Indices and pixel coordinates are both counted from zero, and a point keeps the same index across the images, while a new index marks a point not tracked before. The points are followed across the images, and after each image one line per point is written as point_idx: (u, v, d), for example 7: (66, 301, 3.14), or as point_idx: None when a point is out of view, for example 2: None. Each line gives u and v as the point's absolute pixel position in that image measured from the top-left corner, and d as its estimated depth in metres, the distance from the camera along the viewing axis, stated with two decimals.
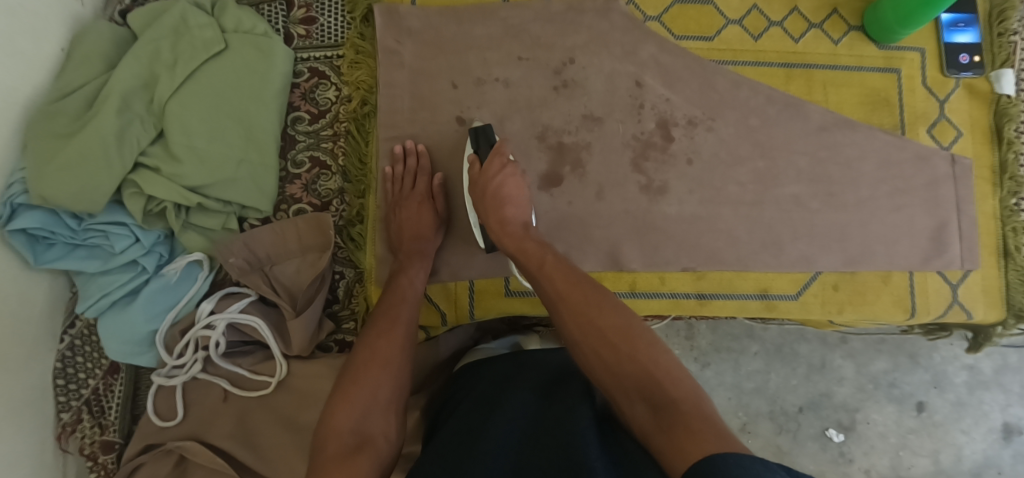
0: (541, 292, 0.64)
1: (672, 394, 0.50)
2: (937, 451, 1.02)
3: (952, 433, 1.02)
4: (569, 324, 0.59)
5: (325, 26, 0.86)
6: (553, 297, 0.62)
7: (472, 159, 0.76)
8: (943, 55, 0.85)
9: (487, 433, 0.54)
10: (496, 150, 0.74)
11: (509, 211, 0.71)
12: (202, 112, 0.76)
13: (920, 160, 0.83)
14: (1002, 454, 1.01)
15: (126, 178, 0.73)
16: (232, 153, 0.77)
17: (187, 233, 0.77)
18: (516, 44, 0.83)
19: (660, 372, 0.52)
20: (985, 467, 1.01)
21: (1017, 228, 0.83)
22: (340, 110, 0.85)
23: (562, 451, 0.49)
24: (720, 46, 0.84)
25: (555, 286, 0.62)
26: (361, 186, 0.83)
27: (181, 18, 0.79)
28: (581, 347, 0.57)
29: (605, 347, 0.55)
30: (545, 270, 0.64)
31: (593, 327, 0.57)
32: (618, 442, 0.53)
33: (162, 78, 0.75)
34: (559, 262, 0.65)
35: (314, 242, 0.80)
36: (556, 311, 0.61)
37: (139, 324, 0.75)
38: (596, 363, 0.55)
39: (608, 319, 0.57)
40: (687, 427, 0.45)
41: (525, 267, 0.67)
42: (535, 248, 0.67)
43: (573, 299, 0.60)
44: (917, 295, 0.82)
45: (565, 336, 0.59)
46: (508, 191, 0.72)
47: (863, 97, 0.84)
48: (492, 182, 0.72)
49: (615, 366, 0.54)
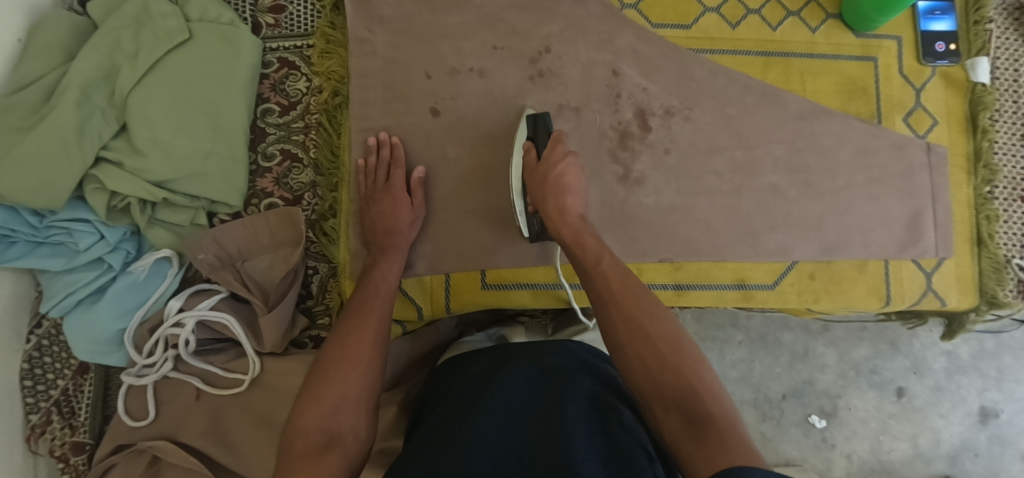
0: (592, 288, 0.62)
1: (712, 409, 0.49)
2: (917, 435, 1.03)
3: (930, 418, 1.04)
4: (618, 326, 0.57)
5: (294, 15, 0.84)
6: (604, 295, 0.60)
7: (528, 145, 0.75)
8: (920, 43, 0.85)
9: (474, 429, 0.53)
10: (556, 139, 0.74)
11: (570, 201, 0.70)
12: (166, 105, 0.74)
13: (896, 148, 0.83)
14: (979, 437, 1.03)
15: (87, 173, 0.71)
16: (198, 147, 0.75)
17: (153, 229, 0.75)
18: (491, 33, 0.81)
19: (701, 386, 0.51)
20: (962, 450, 1.03)
21: (991, 215, 0.83)
22: (311, 101, 0.83)
23: (551, 449, 0.49)
24: (698, 34, 0.83)
25: (609, 285, 0.60)
26: (333, 179, 0.82)
27: (143, 7, 0.76)
28: (625, 350, 0.56)
29: (652, 354, 0.54)
30: (601, 268, 0.62)
31: (642, 332, 0.55)
32: (613, 441, 0.52)
33: (124, 69, 0.73)
34: (614, 264, 0.63)
35: (285, 237, 0.79)
36: (603, 309, 0.59)
37: (106, 322, 0.73)
38: (637, 369, 0.54)
39: (659, 327, 0.56)
40: (724, 444, 0.45)
41: (579, 263, 0.65)
42: (592, 245, 0.65)
43: (625, 302, 0.58)
44: (891, 283, 0.82)
45: (610, 336, 0.57)
46: (556, 181, 0.71)
47: (840, 86, 0.84)
48: (554, 169, 0.71)
49: (659, 374, 0.53)
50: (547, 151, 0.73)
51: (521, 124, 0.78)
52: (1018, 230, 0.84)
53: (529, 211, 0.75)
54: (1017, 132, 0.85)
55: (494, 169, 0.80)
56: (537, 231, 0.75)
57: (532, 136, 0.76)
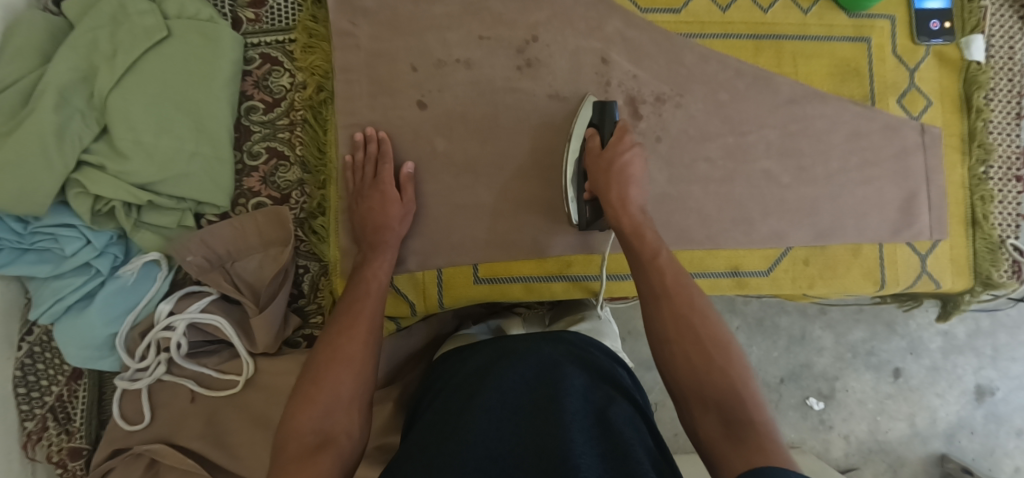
0: (644, 281, 0.60)
1: (753, 413, 0.49)
2: (913, 414, 1.04)
3: (927, 397, 1.04)
4: (667, 323, 0.56)
5: (275, 9, 0.82)
6: (655, 290, 0.59)
7: (593, 132, 0.75)
8: (913, 22, 0.83)
9: (474, 425, 0.52)
10: (623, 130, 0.74)
11: (633, 192, 0.69)
12: (147, 105, 0.73)
13: (890, 130, 0.82)
14: (975, 414, 1.04)
15: (69, 177, 0.70)
16: (182, 147, 0.74)
17: (140, 232, 0.74)
18: (476, 22, 0.80)
19: (745, 391, 0.51)
20: (957, 427, 1.04)
21: (986, 196, 0.82)
22: (295, 97, 0.82)
23: (546, 442, 0.49)
24: (688, 18, 0.82)
25: (662, 280, 0.59)
26: (320, 177, 0.80)
27: (119, 5, 0.74)
28: (670, 347, 0.55)
29: (699, 353, 0.54)
30: (657, 262, 0.61)
31: (692, 332, 0.55)
32: (610, 433, 0.52)
33: (102, 70, 0.71)
34: (673, 261, 0.61)
35: (274, 236, 0.78)
36: (653, 303, 0.58)
37: (97, 328, 0.73)
38: (682, 368, 0.54)
39: (709, 328, 0.55)
40: (760, 449, 0.46)
41: (632, 255, 0.63)
42: (651, 238, 0.64)
43: (678, 300, 0.57)
44: (886, 266, 0.82)
45: (657, 332, 0.57)
46: (620, 170, 0.70)
47: (833, 68, 0.83)
48: (619, 157, 0.71)
49: (704, 375, 0.52)
50: (614, 140, 0.73)
51: (583, 108, 0.77)
52: (1012, 210, 0.84)
53: (584, 198, 0.74)
54: (1012, 111, 0.84)
55: (485, 162, 0.79)
56: (587, 221, 0.74)
57: (597, 123, 0.76)
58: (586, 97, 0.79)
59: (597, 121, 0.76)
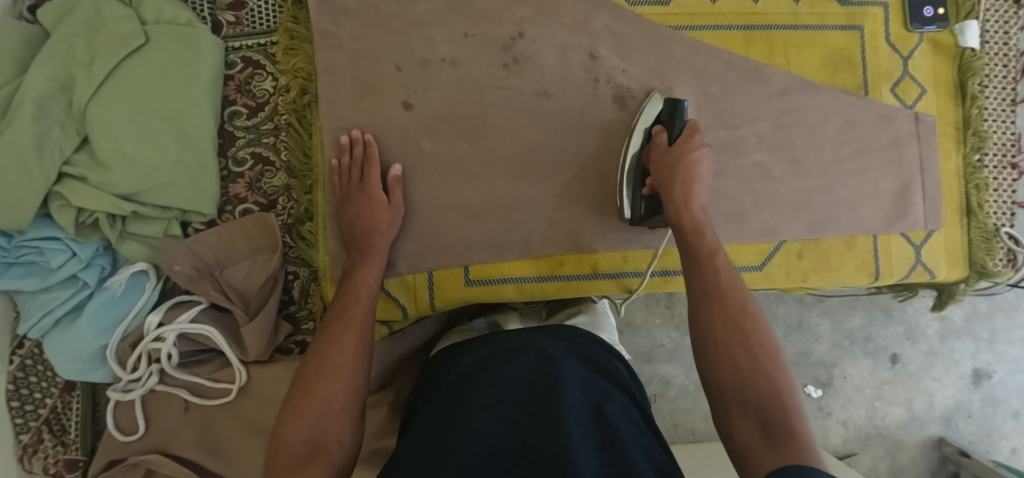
0: (697, 278, 0.60)
1: (792, 421, 0.49)
2: (911, 399, 1.04)
3: (924, 382, 1.04)
4: (714, 324, 0.56)
5: (255, 10, 0.79)
6: (708, 288, 0.58)
7: (660, 129, 0.73)
8: (907, 9, 0.82)
9: (477, 423, 0.51)
10: (693, 129, 0.71)
11: (698, 191, 0.67)
12: (126, 113, 0.71)
13: (883, 120, 0.81)
14: (972, 398, 1.04)
15: (51, 189, 0.69)
16: (164, 155, 0.72)
17: (125, 243, 0.73)
18: (461, 20, 0.78)
19: (789, 400, 0.51)
20: (955, 411, 1.04)
21: (980, 185, 0.81)
22: (279, 101, 0.79)
23: (543, 437, 0.48)
24: (676, 10, 0.80)
25: (715, 278, 0.59)
26: (307, 181, 0.78)
27: (94, 11, 0.73)
28: (715, 347, 0.55)
29: (745, 357, 0.54)
30: (714, 262, 0.60)
31: (741, 335, 0.55)
32: (610, 429, 0.51)
33: (80, 79, 0.70)
34: (728, 263, 0.60)
35: (262, 243, 0.77)
36: (703, 302, 0.58)
37: (87, 340, 0.72)
38: (725, 368, 0.54)
39: (760, 335, 0.55)
40: (796, 456, 0.45)
41: (689, 251, 0.63)
42: (711, 237, 0.63)
43: (730, 301, 0.57)
44: (880, 258, 0.81)
45: (702, 330, 0.57)
46: (689, 168, 0.68)
47: (825, 58, 0.81)
48: (689, 154, 0.69)
49: (748, 378, 0.52)
50: (684, 137, 0.71)
51: (650, 105, 0.76)
52: (1007, 198, 0.83)
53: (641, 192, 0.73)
54: (1007, 97, 0.83)
55: (475, 162, 0.78)
56: (641, 215, 0.73)
57: (665, 120, 0.74)
58: (651, 93, 0.78)
59: (666, 118, 0.74)
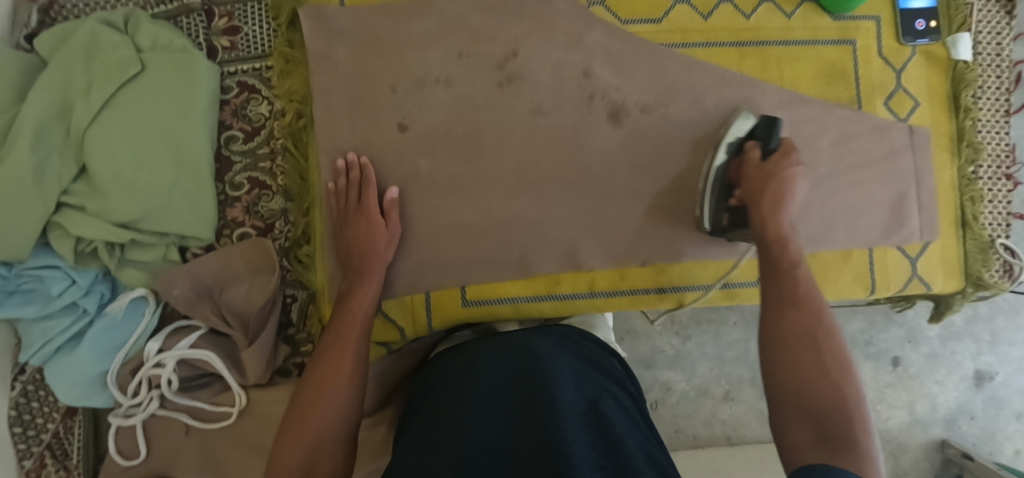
0: (774, 286, 0.62)
1: (854, 433, 0.49)
2: (913, 402, 1.04)
3: (926, 384, 1.04)
4: (785, 330, 0.58)
5: (250, 36, 0.80)
6: (786, 297, 0.60)
7: (751, 144, 0.72)
8: (898, 23, 0.82)
9: (471, 420, 0.51)
10: (788, 146, 0.69)
11: (787, 208, 0.66)
12: (123, 139, 0.71)
13: (878, 132, 0.81)
14: (974, 399, 1.04)
15: (50, 219, 0.69)
16: (162, 181, 0.72)
17: (124, 270, 0.73)
18: (455, 39, 0.78)
19: (855, 411, 0.51)
20: (957, 413, 1.04)
21: (975, 196, 0.82)
22: (274, 125, 0.80)
23: (537, 432, 0.47)
24: (670, 27, 0.80)
25: (793, 288, 0.61)
26: (303, 204, 0.78)
27: (90, 38, 0.73)
28: (782, 350, 0.56)
29: (812, 362, 0.55)
30: (793, 272, 0.62)
31: (812, 342, 0.56)
32: (605, 424, 0.50)
33: (78, 106, 0.71)
34: (810, 275, 0.62)
35: (259, 264, 0.77)
36: (777, 308, 0.60)
37: (87, 366, 0.73)
38: (788, 371, 0.55)
39: (832, 345, 0.56)
40: (852, 462, 0.45)
41: (770, 258, 0.64)
42: (795, 249, 0.64)
43: (805, 309, 0.58)
44: (876, 271, 0.81)
45: (773, 335, 0.58)
46: (780, 185, 0.67)
47: (819, 71, 0.81)
48: (784, 170, 0.68)
49: (814, 385, 0.53)
50: (778, 154, 0.69)
51: (741, 120, 0.76)
52: (1003, 209, 0.83)
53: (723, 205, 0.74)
54: (1000, 108, 0.83)
55: (472, 178, 0.77)
56: (722, 227, 0.74)
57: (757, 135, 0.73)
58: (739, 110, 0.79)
59: (762, 137, 0.72)
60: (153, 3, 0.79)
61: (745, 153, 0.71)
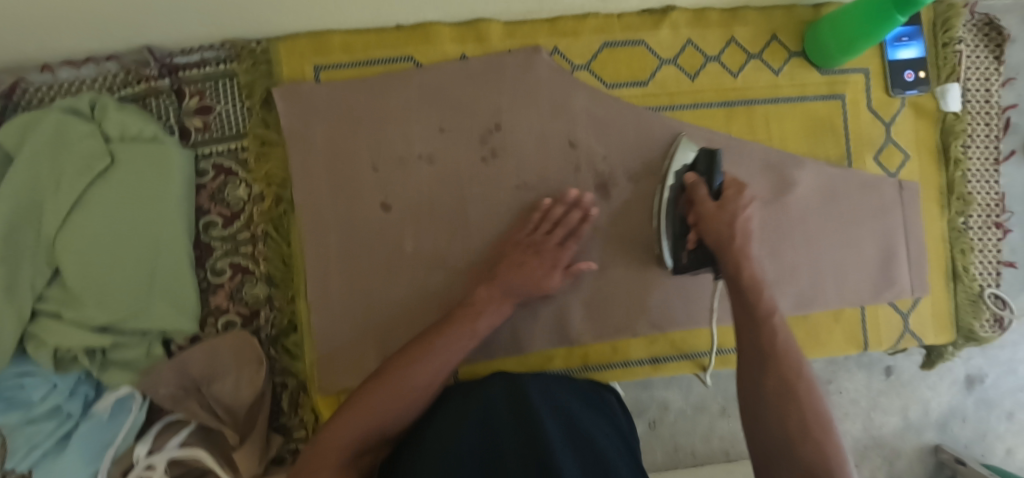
0: (750, 336, 0.60)
1: None
2: (905, 407, 1.00)
3: (918, 390, 1.00)
4: (772, 383, 0.56)
5: (223, 115, 0.77)
6: (768, 346, 0.59)
7: (696, 181, 0.70)
8: (887, 74, 0.81)
9: (456, 434, 0.54)
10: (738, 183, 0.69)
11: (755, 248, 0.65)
12: (98, 240, 0.69)
13: (867, 188, 0.80)
14: (966, 402, 1.00)
15: (26, 330, 0.67)
16: (140, 279, 0.70)
17: (108, 371, 0.71)
18: (436, 112, 0.76)
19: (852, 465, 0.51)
20: (950, 416, 1.00)
21: (965, 248, 0.81)
22: (253, 209, 0.77)
23: (525, 448, 0.51)
24: (656, 90, 0.79)
25: (770, 338, 0.59)
26: (289, 291, 0.77)
27: (56, 130, 0.70)
28: (771, 403, 0.56)
29: (797, 421, 0.54)
30: (771, 322, 0.60)
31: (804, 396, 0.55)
32: (586, 444, 0.54)
33: (48, 208, 0.68)
34: (784, 321, 0.60)
35: (247, 355, 0.75)
36: (759, 361, 0.58)
37: (76, 469, 0.69)
38: (780, 427, 0.54)
39: (815, 404, 0.55)
40: None
41: (745, 307, 0.62)
42: (767, 295, 0.62)
43: (786, 358, 0.57)
44: (868, 329, 0.81)
45: (757, 389, 0.57)
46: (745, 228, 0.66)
47: (807, 128, 0.80)
48: (739, 214, 0.67)
49: (799, 445, 0.52)
50: (733, 194, 0.68)
51: (681, 151, 0.75)
52: (992, 258, 0.83)
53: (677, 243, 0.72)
54: (990, 156, 0.82)
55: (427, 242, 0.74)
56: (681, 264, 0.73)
57: (704, 172, 0.71)
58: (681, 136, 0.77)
59: (703, 171, 0.71)
60: (118, 85, 0.76)
61: (692, 190, 0.70)
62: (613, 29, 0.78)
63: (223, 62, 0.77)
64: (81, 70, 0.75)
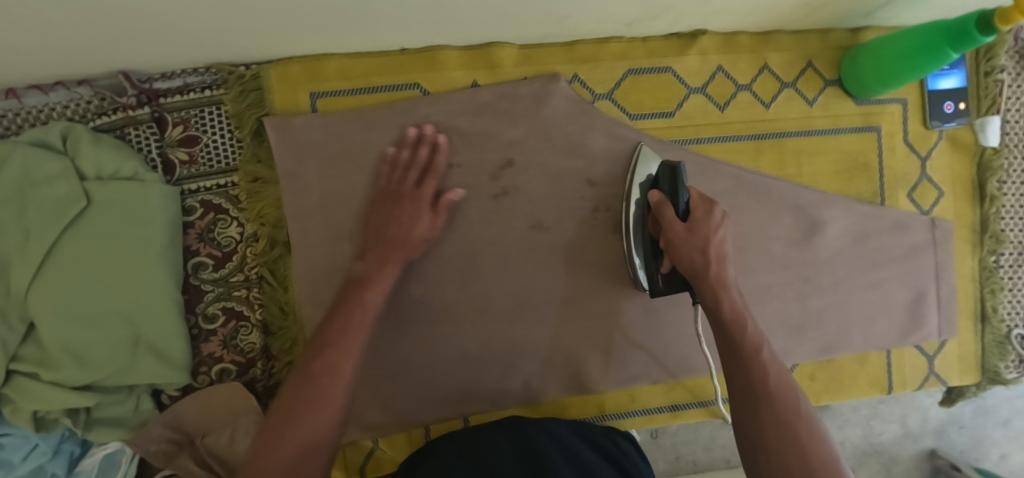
0: (741, 374, 0.52)
1: None
2: (905, 415, 0.89)
3: (918, 397, 0.89)
4: (766, 428, 0.49)
5: (210, 147, 0.70)
6: (757, 387, 0.51)
7: (660, 200, 0.61)
8: (926, 105, 0.76)
9: None
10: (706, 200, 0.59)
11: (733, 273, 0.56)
12: (74, 293, 0.63)
13: (899, 227, 0.76)
14: (964, 409, 0.90)
15: (1, 393, 0.62)
16: (122, 332, 0.64)
17: (93, 431, 0.66)
18: (443, 147, 0.70)
19: None
20: (947, 424, 0.90)
21: (995, 288, 0.78)
22: (247, 250, 0.72)
23: None
24: (682, 122, 0.73)
25: (764, 376, 0.51)
26: (287, 339, 0.72)
27: (22, 170, 0.63)
28: (765, 454, 0.48)
29: (801, 471, 0.46)
30: (760, 358, 0.52)
31: (800, 444, 0.48)
32: None
33: (16, 260, 0.62)
34: (775, 355, 0.53)
35: (244, 407, 0.70)
36: (751, 403, 0.50)
37: None
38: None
39: (817, 447, 0.48)
40: None
41: (729, 342, 0.54)
42: (752, 326, 0.54)
43: (780, 399, 0.50)
44: (893, 372, 0.78)
45: (752, 433, 0.50)
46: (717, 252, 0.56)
47: (839, 165, 0.76)
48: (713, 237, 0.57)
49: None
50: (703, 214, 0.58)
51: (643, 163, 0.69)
52: None
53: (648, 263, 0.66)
54: None
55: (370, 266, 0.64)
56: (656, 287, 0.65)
57: (666, 189, 0.62)
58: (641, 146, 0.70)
59: (667, 189, 0.62)
60: (92, 113, 0.69)
61: (658, 211, 0.61)
62: (637, 55, 0.72)
63: (209, 88, 0.70)
64: (50, 95, 0.68)
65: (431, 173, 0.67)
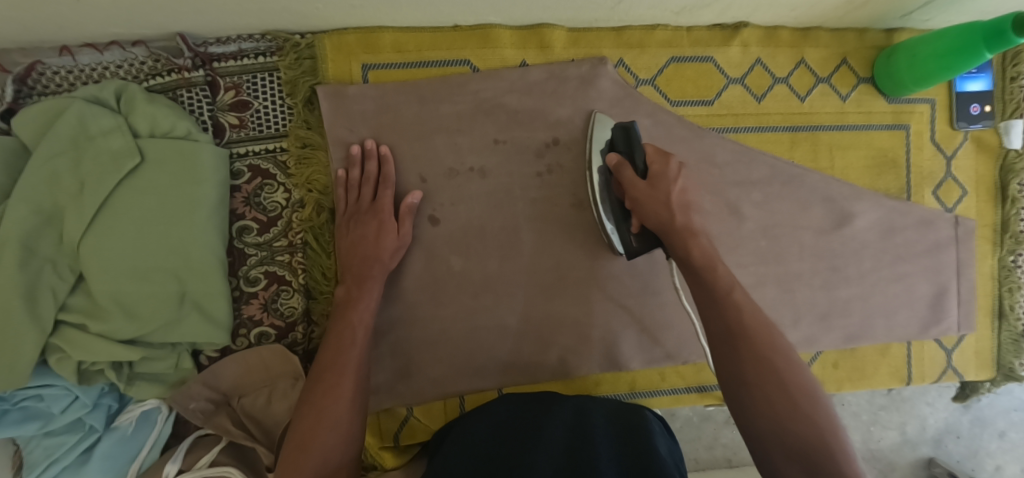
0: (717, 319, 0.55)
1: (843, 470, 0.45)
2: (904, 423, 0.87)
3: (918, 406, 0.87)
4: (748, 367, 0.52)
5: (261, 113, 0.72)
6: (732, 331, 0.54)
7: (620, 163, 0.65)
8: (954, 106, 0.79)
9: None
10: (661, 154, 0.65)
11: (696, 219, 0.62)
12: (124, 248, 0.63)
13: (923, 224, 0.78)
14: (962, 419, 0.88)
15: (48, 342, 0.62)
16: (169, 289, 0.65)
17: (134, 386, 0.67)
18: (490, 123, 0.72)
19: (836, 442, 0.47)
20: (944, 434, 0.88)
21: (1014, 287, 0.81)
22: (292, 216, 0.73)
23: None
24: (721, 110, 0.76)
25: (740, 319, 0.54)
26: (328, 305, 0.73)
27: (78, 122, 0.63)
28: (749, 391, 0.51)
29: (781, 397, 0.50)
30: (732, 299, 0.55)
31: (778, 378, 0.50)
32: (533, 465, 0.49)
33: (70, 211, 0.62)
34: (748, 297, 0.56)
35: (281, 371, 0.71)
36: (728, 344, 0.54)
37: None
38: (764, 417, 0.50)
39: (795, 376, 0.51)
40: None
41: (704, 290, 0.57)
42: (724, 271, 0.58)
43: (756, 338, 0.53)
44: (913, 364, 0.81)
45: (736, 374, 0.52)
46: (681, 199, 0.62)
47: (869, 160, 0.78)
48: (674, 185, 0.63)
49: (789, 425, 0.48)
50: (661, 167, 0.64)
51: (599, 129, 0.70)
52: None
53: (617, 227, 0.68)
54: None
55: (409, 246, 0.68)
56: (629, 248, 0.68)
57: (625, 151, 0.65)
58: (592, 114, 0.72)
59: (625, 150, 0.65)
60: (145, 74, 0.70)
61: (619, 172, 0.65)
62: (681, 44, 0.74)
63: (263, 54, 0.71)
64: (104, 54, 0.69)
65: (386, 185, 0.68)
